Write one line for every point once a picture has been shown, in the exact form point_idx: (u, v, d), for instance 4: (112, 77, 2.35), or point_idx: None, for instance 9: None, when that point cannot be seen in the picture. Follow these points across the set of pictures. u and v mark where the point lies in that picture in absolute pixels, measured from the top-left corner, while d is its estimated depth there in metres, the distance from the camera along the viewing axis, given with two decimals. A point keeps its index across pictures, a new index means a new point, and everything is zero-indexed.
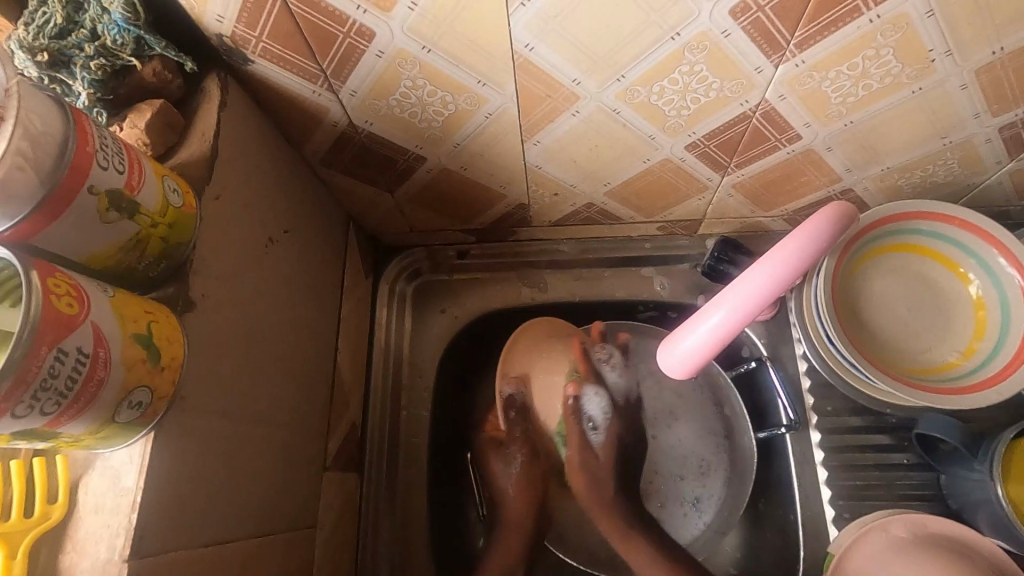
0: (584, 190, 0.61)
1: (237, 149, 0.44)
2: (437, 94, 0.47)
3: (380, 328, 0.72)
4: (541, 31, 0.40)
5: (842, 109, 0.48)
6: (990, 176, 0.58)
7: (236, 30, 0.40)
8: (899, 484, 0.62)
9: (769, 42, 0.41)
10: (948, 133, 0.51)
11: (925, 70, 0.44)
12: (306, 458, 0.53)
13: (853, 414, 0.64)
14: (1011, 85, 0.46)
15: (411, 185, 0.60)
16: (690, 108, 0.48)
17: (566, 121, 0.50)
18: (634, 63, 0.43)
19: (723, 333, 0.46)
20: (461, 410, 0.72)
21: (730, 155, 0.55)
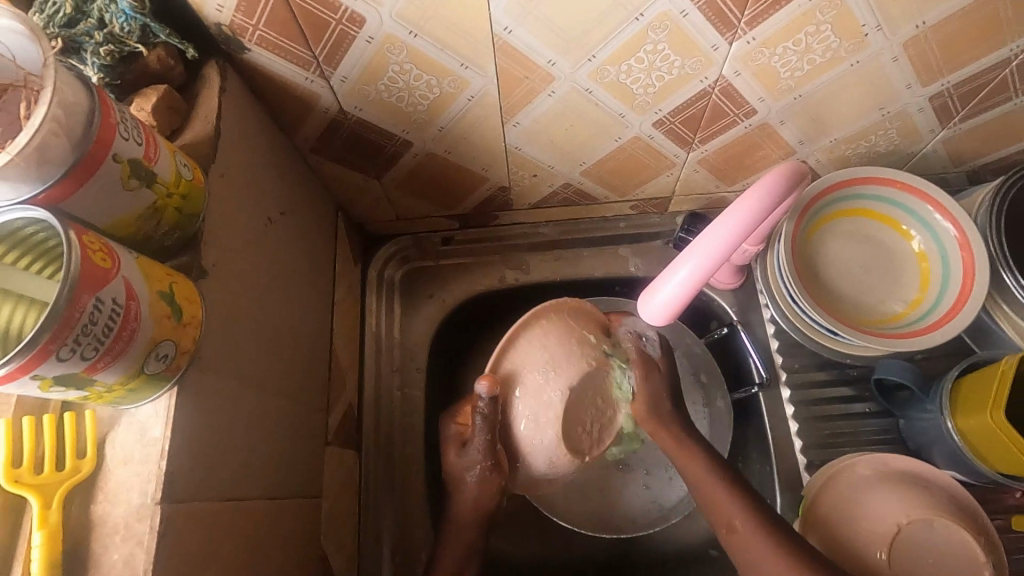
0: (561, 171, 0.65)
1: (236, 131, 0.46)
2: (422, 78, 0.50)
3: (371, 314, 0.74)
4: (519, 14, 0.44)
5: (791, 83, 0.54)
6: (927, 144, 0.64)
7: (235, 18, 0.43)
8: (864, 431, 0.67)
9: (722, 21, 0.46)
10: (886, 103, 0.57)
11: (861, 44, 0.49)
12: (310, 431, 0.55)
13: (819, 369, 0.69)
14: (936, 56, 0.51)
15: (398, 171, 0.63)
16: (655, 86, 0.53)
17: (543, 101, 0.54)
18: (604, 43, 0.48)
19: (694, 282, 0.51)
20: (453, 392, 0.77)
21: (694, 131, 0.60)
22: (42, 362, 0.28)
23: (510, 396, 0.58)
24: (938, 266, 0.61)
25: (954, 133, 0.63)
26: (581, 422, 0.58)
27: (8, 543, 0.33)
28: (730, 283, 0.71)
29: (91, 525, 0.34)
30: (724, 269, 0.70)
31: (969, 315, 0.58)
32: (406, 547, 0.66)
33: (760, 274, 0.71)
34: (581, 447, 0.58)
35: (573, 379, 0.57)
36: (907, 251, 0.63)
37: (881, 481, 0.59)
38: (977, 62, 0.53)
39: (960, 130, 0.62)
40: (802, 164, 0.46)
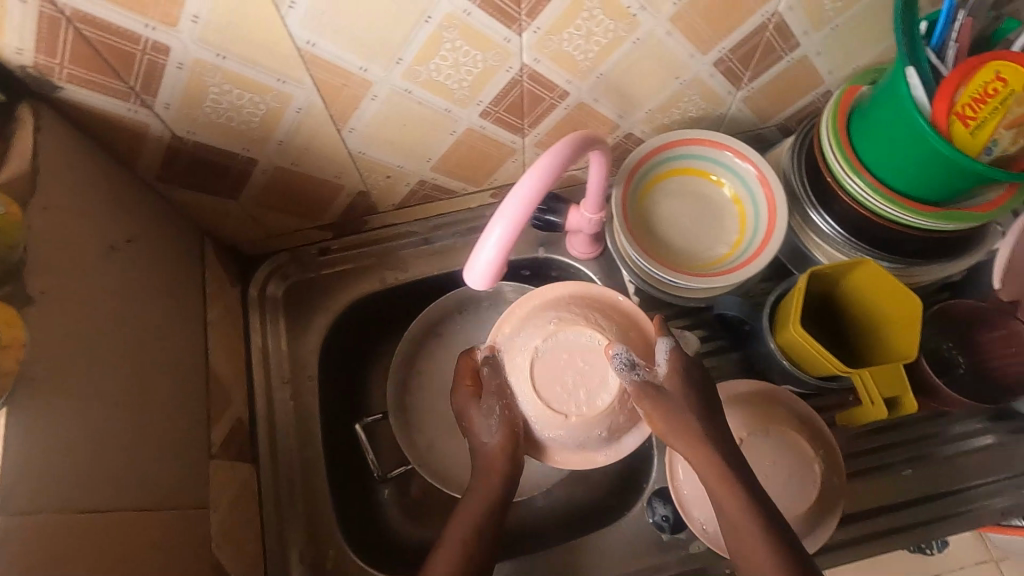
0: (411, 169, 0.70)
1: (60, 166, 0.48)
2: (245, 97, 0.54)
3: (255, 331, 0.76)
4: (315, 28, 0.49)
5: (589, 64, 0.61)
6: (729, 105, 0.73)
7: (38, 60, 0.45)
8: (721, 364, 0.74)
9: (504, 16, 0.52)
10: (679, 72, 0.65)
11: (634, 23, 0.57)
12: (189, 447, 0.57)
13: (676, 316, 0.76)
14: (702, 28, 0.59)
15: (253, 188, 0.66)
16: (467, 79, 0.58)
17: (369, 105, 0.58)
18: (405, 46, 0.53)
19: (509, 237, 0.49)
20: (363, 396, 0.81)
21: (520, 117, 0.66)
22: None
23: (500, 359, 0.65)
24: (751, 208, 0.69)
25: (750, 92, 0.72)
26: (558, 379, 0.60)
27: None
28: (587, 252, 0.78)
29: None
30: (579, 238, 0.77)
31: (774, 247, 0.66)
32: (315, 547, 0.68)
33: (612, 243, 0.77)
34: (561, 404, 0.60)
35: (542, 338, 0.61)
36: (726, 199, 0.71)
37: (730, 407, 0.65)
38: (741, 29, 0.61)
39: (753, 89, 0.71)
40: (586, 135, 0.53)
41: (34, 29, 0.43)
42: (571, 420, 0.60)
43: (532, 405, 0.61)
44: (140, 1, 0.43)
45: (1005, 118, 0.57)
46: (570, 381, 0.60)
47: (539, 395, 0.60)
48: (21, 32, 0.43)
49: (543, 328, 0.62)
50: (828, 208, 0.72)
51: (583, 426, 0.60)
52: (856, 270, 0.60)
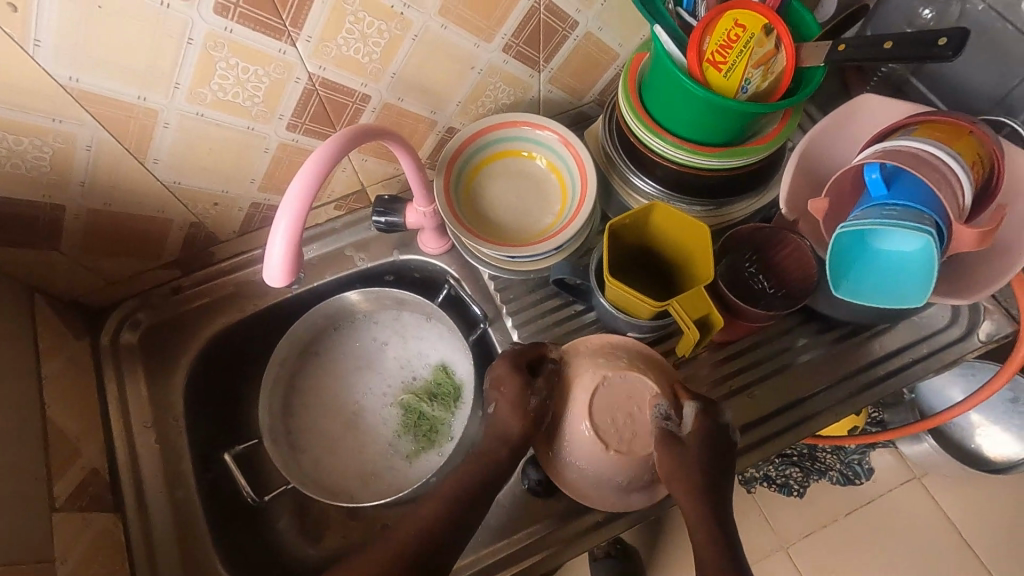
0: (238, 193, 0.71)
1: None
2: (25, 140, 0.55)
3: (110, 380, 0.74)
4: (71, 62, 0.50)
5: (377, 65, 0.64)
6: (537, 87, 0.78)
7: None
8: (573, 328, 0.78)
9: (268, 29, 0.55)
10: (472, 63, 0.70)
11: (405, 21, 0.61)
12: (21, 501, 0.56)
13: (527, 291, 0.80)
14: (473, 17, 0.64)
15: (72, 235, 0.66)
16: (258, 95, 0.61)
17: (164, 134, 0.60)
18: (177, 70, 0.55)
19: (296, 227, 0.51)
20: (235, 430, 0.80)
21: (330, 125, 0.68)
22: None
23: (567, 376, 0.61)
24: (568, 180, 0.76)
25: (551, 73, 0.77)
26: (612, 417, 0.59)
27: None
28: (435, 246, 0.81)
29: None
30: (427, 233, 0.80)
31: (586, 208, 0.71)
32: None
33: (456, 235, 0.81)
34: (620, 442, 0.59)
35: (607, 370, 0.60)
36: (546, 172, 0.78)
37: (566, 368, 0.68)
38: (514, 14, 0.66)
39: (553, 70, 0.77)
40: (365, 129, 0.57)
41: None
42: (610, 454, 0.58)
43: (573, 434, 0.60)
44: None
45: (751, 59, 0.63)
46: (624, 422, 0.59)
47: (593, 427, 0.59)
48: None
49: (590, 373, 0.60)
50: (644, 170, 0.76)
51: (617, 463, 0.59)
52: (652, 216, 0.65)
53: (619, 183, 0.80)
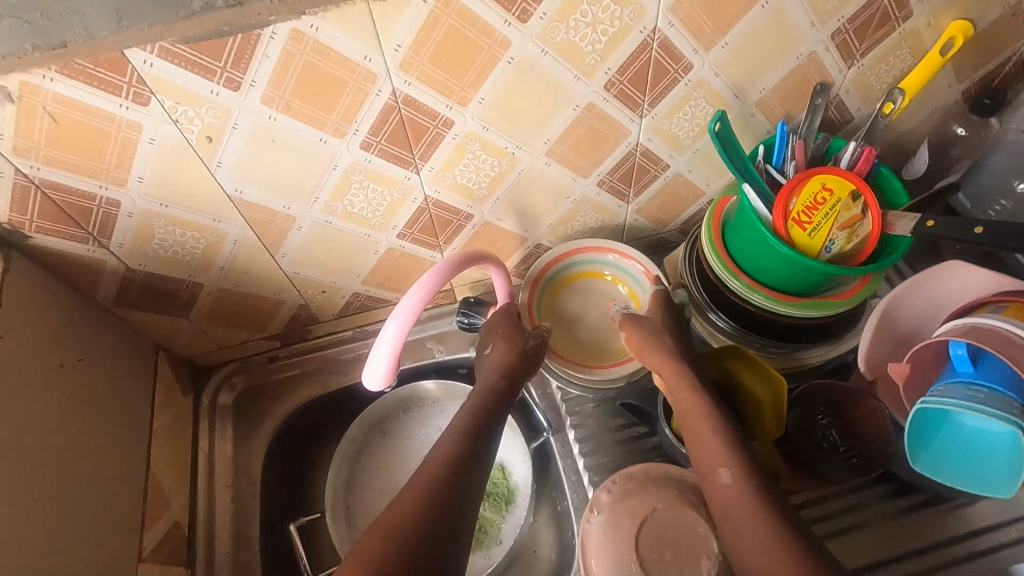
0: (344, 284, 0.79)
1: (20, 302, 0.58)
2: (188, 235, 0.64)
3: (203, 437, 0.81)
4: (240, 179, 0.60)
5: (484, 191, 0.72)
6: (624, 216, 0.84)
7: (12, 216, 0.56)
8: (637, 450, 0.79)
9: (400, 160, 0.64)
10: (568, 193, 0.76)
11: (515, 159, 0.68)
12: (115, 550, 0.62)
13: (594, 407, 0.82)
14: (575, 158, 0.71)
15: (201, 308, 0.75)
16: (380, 209, 0.69)
17: (296, 235, 0.69)
18: (319, 187, 0.64)
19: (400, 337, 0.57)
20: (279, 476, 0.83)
21: (434, 236, 0.76)
22: None
23: (613, 504, 0.69)
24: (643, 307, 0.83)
25: (639, 204, 0.83)
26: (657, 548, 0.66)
27: None
28: None
29: None
30: None
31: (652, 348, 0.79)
32: None
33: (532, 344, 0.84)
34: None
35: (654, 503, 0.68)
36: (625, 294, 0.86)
37: (625, 495, 0.70)
38: (612, 156, 0.73)
39: (640, 202, 0.82)
40: (468, 253, 0.64)
41: (8, 194, 0.54)
42: None
43: (619, 561, 0.66)
44: (93, 171, 0.54)
45: (836, 221, 0.66)
46: (670, 557, 0.65)
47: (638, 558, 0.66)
48: None
49: (638, 506, 0.68)
50: (722, 307, 0.78)
51: None
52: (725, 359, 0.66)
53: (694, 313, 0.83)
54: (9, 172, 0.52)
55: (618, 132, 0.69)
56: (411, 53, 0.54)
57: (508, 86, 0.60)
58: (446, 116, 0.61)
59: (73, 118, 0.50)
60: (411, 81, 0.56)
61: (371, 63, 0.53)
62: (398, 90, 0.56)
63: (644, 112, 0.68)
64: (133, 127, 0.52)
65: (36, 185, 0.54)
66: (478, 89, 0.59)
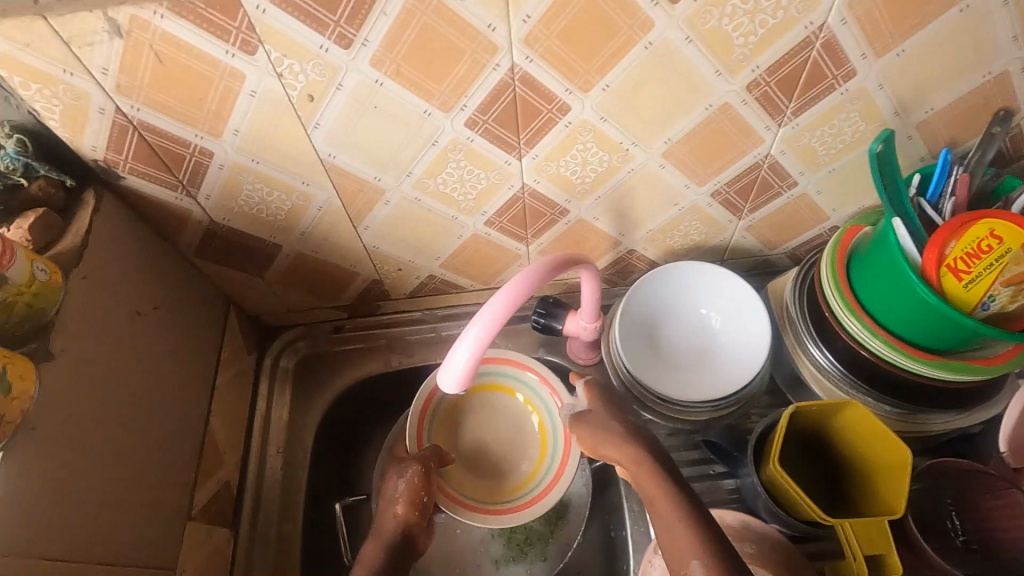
0: (421, 265, 0.75)
1: (108, 243, 0.56)
2: (275, 195, 0.62)
3: (261, 397, 0.80)
4: (335, 144, 0.56)
5: (586, 188, 0.65)
6: (732, 232, 0.75)
7: (107, 155, 0.54)
8: (711, 491, 0.72)
9: (504, 143, 0.58)
10: (677, 200, 0.68)
11: (628, 156, 0.61)
12: (168, 503, 0.61)
13: (668, 435, 0.76)
14: (695, 163, 0.63)
15: (277, 269, 0.73)
16: (472, 193, 0.64)
17: (382, 209, 0.65)
18: (414, 162, 0.59)
19: (480, 347, 0.52)
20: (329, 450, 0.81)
21: (523, 228, 0.70)
22: None
23: None
24: (740, 350, 0.70)
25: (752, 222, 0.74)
26: None
27: None
28: (585, 358, 0.79)
29: None
30: (577, 344, 0.78)
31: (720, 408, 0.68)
32: None
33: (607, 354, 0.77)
34: None
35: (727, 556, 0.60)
36: (715, 331, 0.72)
37: None
38: (735, 165, 0.64)
39: (754, 219, 0.73)
40: (569, 257, 0.57)
41: (107, 131, 0.52)
42: None
43: None
44: (191, 118, 0.52)
45: (1001, 275, 0.55)
46: None
47: None
48: (96, 133, 0.52)
49: None
50: (832, 349, 0.69)
51: None
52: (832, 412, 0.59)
53: (793, 345, 0.74)
54: (109, 109, 0.50)
55: (749, 140, 0.61)
56: (540, 26, 0.48)
57: (640, 75, 0.52)
58: (563, 101, 0.54)
59: (179, 60, 0.47)
60: (534, 57, 0.50)
61: (495, 32, 0.48)
62: (518, 66, 0.51)
63: (784, 120, 0.59)
64: (236, 77, 0.49)
65: (134, 126, 0.52)
66: (604, 74, 0.52)
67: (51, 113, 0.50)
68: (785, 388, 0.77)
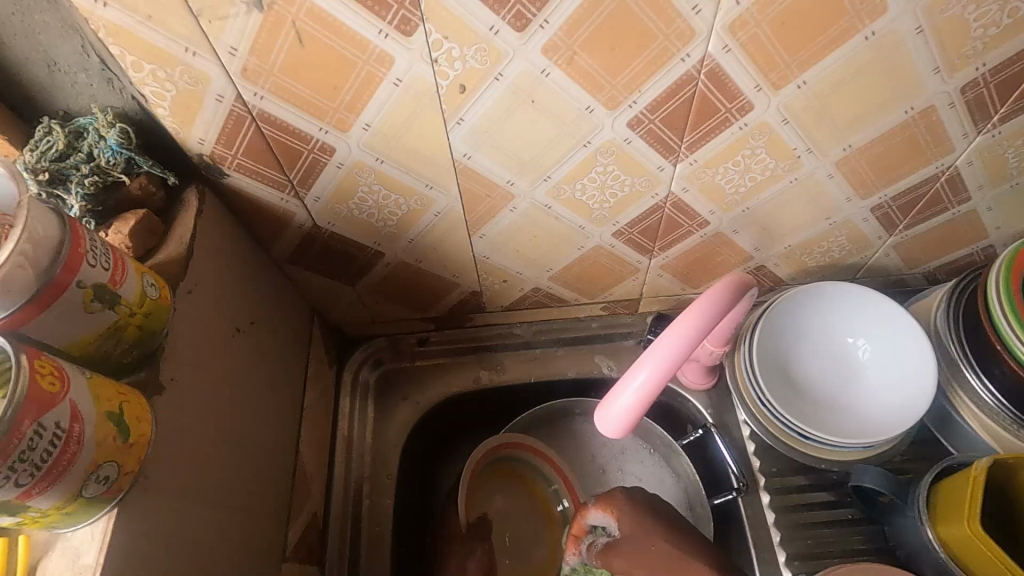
0: (529, 276, 0.68)
1: (210, 250, 0.49)
2: (391, 198, 0.54)
3: (343, 416, 0.72)
4: (475, 143, 0.49)
5: (737, 198, 0.57)
6: (878, 250, 0.67)
7: (215, 149, 0.47)
8: (850, 540, 0.63)
9: (664, 146, 0.51)
10: (832, 214, 0.61)
11: (796, 164, 0.54)
12: (265, 545, 0.54)
13: (797, 473, 0.67)
14: (867, 174, 0.55)
15: (372, 278, 0.66)
16: (610, 202, 0.57)
17: (506, 216, 0.58)
18: (557, 166, 0.52)
19: (651, 389, 0.49)
20: (415, 474, 0.74)
21: (652, 240, 0.63)
22: None
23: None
24: (892, 383, 0.64)
25: (904, 240, 0.65)
26: None
27: None
28: (701, 384, 0.72)
29: None
30: (694, 367, 0.70)
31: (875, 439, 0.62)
32: None
33: (730, 379, 0.71)
34: None
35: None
36: (860, 361, 0.66)
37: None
38: (910, 178, 0.56)
39: (908, 236, 0.65)
40: (746, 278, 0.51)
41: (220, 123, 0.45)
42: None
43: None
44: (321, 109, 0.44)
45: None
46: None
47: None
48: (208, 124, 0.45)
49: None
50: (992, 378, 0.61)
51: None
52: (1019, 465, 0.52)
53: (946, 379, 0.65)
54: (229, 97, 0.43)
55: (936, 149, 0.53)
56: (753, 9, 0.40)
57: (847, 70, 0.45)
58: (747, 99, 0.47)
59: (323, 40, 0.39)
60: (732, 47, 0.42)
61: (698, 15, 0.40)
62: (710, 57, 0.43)
63: (985, 127, 0.52)
64: (384, 62, 0.41)
65: (253, 117, 0.45)
66: (806, 69, 0.44)
67: (162, 99, 0.42)
68: (932, 430, 0.67)
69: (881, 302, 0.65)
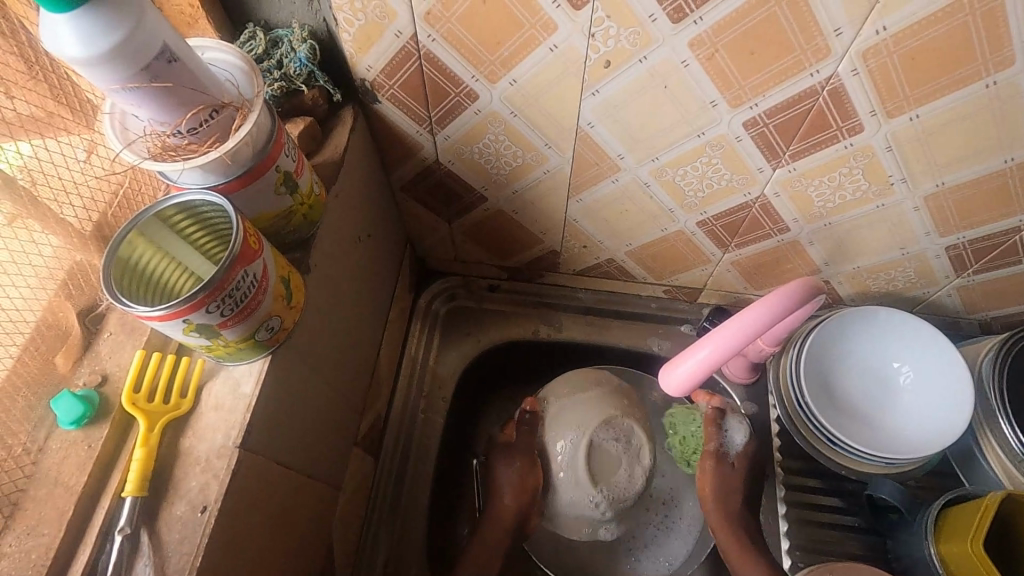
0: (609, 247, 0.74)
1: (354, 163, 0.56)
2: (511, 149, 0.60)
3: (414, 337, 0.80)
4: (601, 114, 0.54)
5: (823, 211, 0.62)
6: (941, 289, 0.70)
7: (378, 77, 0.53)
8: (851, 543, 0.68)
9: (770, 150, 0.55)
10: (907, 246, 0.64)
11: (887, 190, 0.57)
12: (344, 427, 0.61)
13: (814, 476, 0.72)
14: (952, 213, 0.59)
15: (468, 219, 0.72)
16: (704, 191, 0.62)
17: (607, 186, 0.63)
18: (667, 148, 0.57)
19: (708, 364, 0.58)
20: (467, 403, 0.81)
21: (732, 235, 0.68)
22: (195, 311, 0.36)
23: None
24: (925, 414, 0.68)
25: (969, 283, 0.68)
26: None
27: (114, 452, 0.40)
28: (743, 377, 0.77)
29: (176, 453, 0.40)
30: (739, 361, 0.76)
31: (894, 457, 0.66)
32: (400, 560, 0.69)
33: (772, 376, 0.76)
34: None
35: None
36: (899, 386, 0.70)
37: None
38: (992, 225, 0.59)
39: (974, 281, 0.68)
40: (819, 282, 0.56)
41: (390, 55, 0.51)
42: None
43: None
44: (479, 59, 0.50)
45: None
46: None
47: None
48: (380, 54, 0.51)
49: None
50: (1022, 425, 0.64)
51: None
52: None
53: (979, 421, 0.68)
54: (406, 34, 0.49)
55: None
56: (891, 41, 0.44)
57: (962, 112, 0.48)
58: (860, 121, 0.51)
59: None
60: (861, 71, 0.46)
61: (838, 38, 0.44)
62: (838, 76, 0.47)
63: None
64: (547, 28, 0.47)
65: (419, 55, 0.51)
66: (922, 104, 0.48)
67: (350, 26, 0.49)
68: (952, 462, 0.72)
69: (933, 337, 0.68)
